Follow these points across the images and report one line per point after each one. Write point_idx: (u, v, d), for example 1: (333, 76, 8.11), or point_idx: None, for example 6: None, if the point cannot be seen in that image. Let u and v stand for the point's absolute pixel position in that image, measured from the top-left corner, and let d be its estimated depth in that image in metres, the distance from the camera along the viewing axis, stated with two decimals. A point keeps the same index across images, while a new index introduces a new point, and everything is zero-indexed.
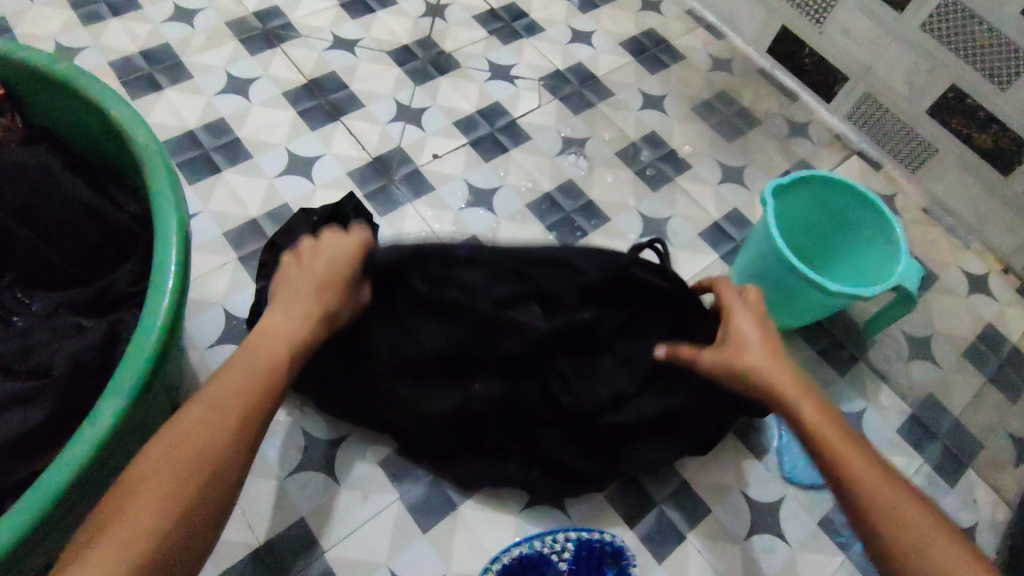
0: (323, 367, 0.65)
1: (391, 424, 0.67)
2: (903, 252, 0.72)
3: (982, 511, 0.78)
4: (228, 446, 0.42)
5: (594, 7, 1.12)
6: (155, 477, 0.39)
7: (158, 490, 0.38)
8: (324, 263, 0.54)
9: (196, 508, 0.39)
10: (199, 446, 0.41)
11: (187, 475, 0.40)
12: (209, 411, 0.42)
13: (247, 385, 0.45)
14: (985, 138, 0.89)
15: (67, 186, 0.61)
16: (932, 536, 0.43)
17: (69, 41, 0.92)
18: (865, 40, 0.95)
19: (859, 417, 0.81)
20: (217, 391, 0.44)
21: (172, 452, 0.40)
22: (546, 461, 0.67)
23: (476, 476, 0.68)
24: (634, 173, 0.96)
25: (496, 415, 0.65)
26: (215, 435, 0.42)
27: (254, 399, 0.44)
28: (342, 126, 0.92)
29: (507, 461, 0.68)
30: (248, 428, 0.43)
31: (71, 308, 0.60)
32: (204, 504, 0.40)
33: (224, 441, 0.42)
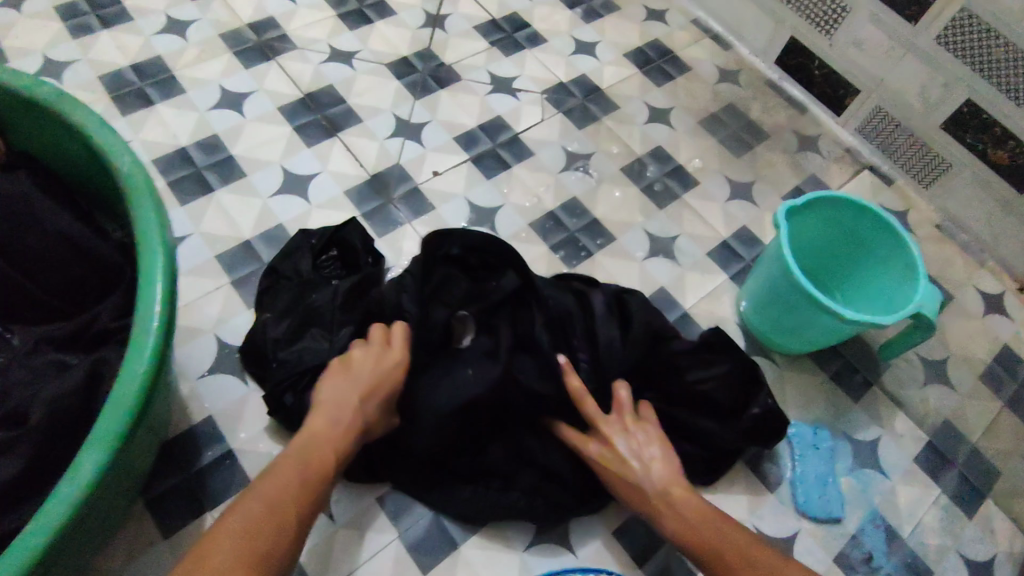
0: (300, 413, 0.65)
1: (396, 456, 0.66)
2: (922, 277, 0.69)
3: (1001, 542, 0.75)
4: (282, 525, 0.48)
5: (597, 18, 1.10)
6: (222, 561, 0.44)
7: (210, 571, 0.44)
8: (357, 355, 0.61)
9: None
10: (272, 525, 0.48)
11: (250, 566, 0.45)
12: (272, 500, 0.49)
13: (292, 477, 0.51)
14: (1001, 154, 0.86)
15: (47, 216, 0.59)
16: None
17: (58, 54, 0.90)
18: (877, 53, 0.92)
19: (874, 445, 0.79)
20: (279, 477, 0.51)
21: (232, 538, 0.46)
22: (547, 476, 0.66)
23: (474, 506, 0.65)
24: (640, 190, 0.93)
25: (492, 418, 0.65)
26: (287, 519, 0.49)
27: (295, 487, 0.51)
28: (339, 142, 0.89)
29: (510, 489, 0.65)
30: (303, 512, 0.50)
31: (51, 343, 0.57)
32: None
33: (275, 526, 0.48)
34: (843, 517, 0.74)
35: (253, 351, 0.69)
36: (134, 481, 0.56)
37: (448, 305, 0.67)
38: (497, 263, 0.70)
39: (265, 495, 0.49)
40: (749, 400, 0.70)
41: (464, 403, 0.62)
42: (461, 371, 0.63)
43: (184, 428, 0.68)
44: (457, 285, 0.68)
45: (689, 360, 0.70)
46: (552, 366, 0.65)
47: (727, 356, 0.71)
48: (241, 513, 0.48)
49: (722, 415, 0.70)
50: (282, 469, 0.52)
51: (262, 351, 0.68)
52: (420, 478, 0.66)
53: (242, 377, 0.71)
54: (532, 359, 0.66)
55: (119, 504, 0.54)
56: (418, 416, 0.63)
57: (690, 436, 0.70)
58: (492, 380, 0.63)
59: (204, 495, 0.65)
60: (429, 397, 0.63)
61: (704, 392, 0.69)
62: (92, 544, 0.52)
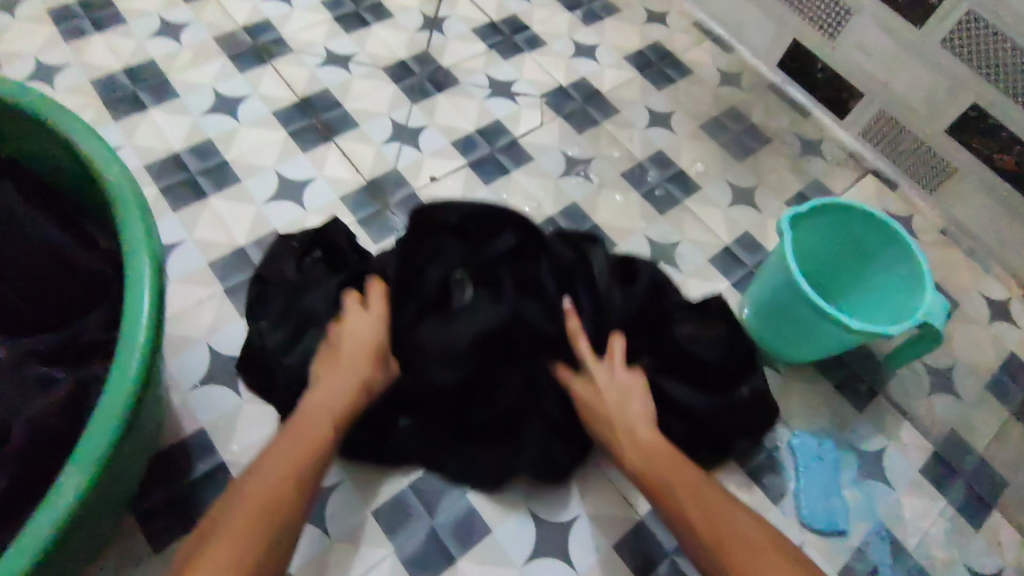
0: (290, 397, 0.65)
1: (395, 417, 0.66)
2: (928, 284, 0.68)
3: (1009, 554, 0.74)
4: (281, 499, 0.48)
5: (597, 20, 1.08)
6: (215, 571, 0.43)
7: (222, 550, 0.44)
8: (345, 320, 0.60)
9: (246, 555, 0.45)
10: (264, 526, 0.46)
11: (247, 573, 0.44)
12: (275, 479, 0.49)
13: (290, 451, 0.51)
14: (1008, 159, 0.85)
15: (30, 227, 0.57)
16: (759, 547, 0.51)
17: (49, 58, 0.88)
18: (881, 55, 0.91)
19: (879, 455, 0.77)
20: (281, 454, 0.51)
21: (244, 517, 0.46)
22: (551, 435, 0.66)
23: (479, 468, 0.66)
24: (641, 195, 0.92)
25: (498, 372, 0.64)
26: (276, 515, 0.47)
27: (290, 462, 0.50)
28: (335, 147, 0.87)
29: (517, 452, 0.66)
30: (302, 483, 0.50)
31: (36, 357, 0.55)
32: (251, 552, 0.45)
33: (268, 529, 0.46)
34: (849, 529, 0.72)
35: (253, 361, 0.67)
36: (121, 498, 0.55)
37: (446, 264, 0.65)
38: (492, 222, 0.67)
39: (248, 497, 0.47)
40: (740, 379, 0.69)
41: (458, 351, 0.61)
42: (454, 316, 0.62)
43: (175, 440, 0.66)
44: (453, 245, 0.66)
45: (683, 314, 0.71)
46: (556, 309, 0.64)
47: (723, 321, 0.71)
48: (234, 524, 0.45)
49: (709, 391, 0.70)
50: (269, 468, 0.49)
51: (263, 362, 0.67)
52: (427, 440, 0.66)
53: (235, 387, 0.70)
54: (539, 304, 0.64)
55: (104, 523, 0.52)
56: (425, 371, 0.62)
57: (681, 414, 0.68)
58: (502, 327, 0.62)
59: (196, 509, 0.64)
60: (424, 348, 0.62)
61: (695, 351, 0.68)
62: (79, 563, 0.51)
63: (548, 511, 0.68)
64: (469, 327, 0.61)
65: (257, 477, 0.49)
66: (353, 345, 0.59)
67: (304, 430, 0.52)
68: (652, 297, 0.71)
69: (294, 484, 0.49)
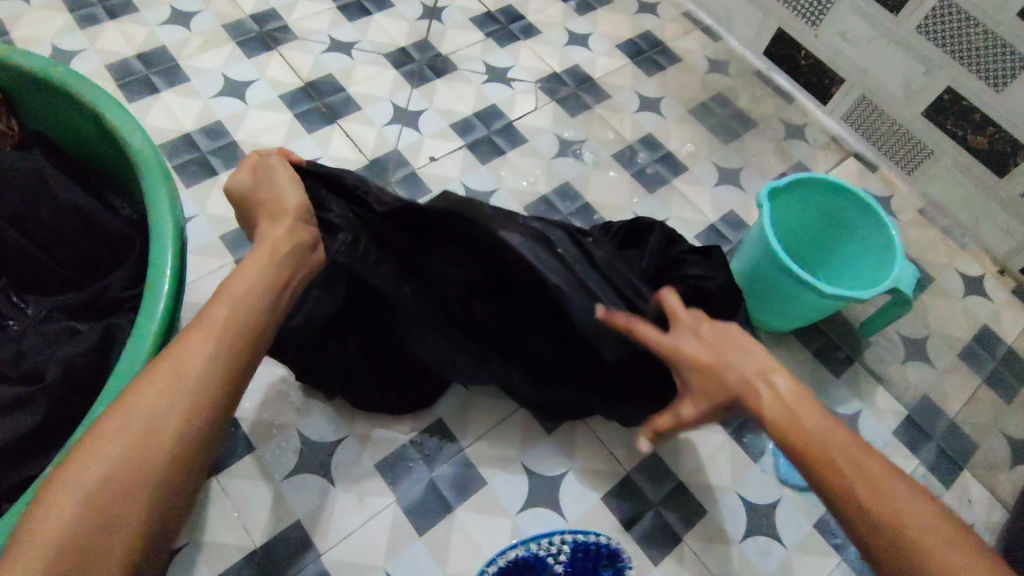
0: (305, 358, 0.66)
1: (385, 354, 0.69)
2: (898, 253, 0.72)
3: (978, 511, 0.78)
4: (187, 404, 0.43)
5: (590, 10, 1.13)
6: (101, 466, 0.40)
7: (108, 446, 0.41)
8: (274, 193, 0.60)
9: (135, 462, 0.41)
10: (183, 392, 0.44)
11: (154, 441, 0.42)
12: (188, 372, 0.44)
13: (198, 346, 0.46)
14: (980, 140, 0.88)
15: (61, 192, 0.63)
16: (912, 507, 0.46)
17: (65, 44, 0.93)
18: (859, 42, 0.94)
19: (855, 418, 0.82)
20: (187, 346, 0.46)
21: (136, 414, 0.42)
22: (532, 382, 0.69)
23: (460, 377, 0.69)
24: (631, 174, 0.96)
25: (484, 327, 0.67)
26: (197, 379, 0.44)
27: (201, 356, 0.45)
28: (339, 129, 0.92)
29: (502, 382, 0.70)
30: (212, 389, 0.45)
31: (64, 312, 0.62)
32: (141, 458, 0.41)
33: (192, 413, 0.43)
34: None
35: None
36: None
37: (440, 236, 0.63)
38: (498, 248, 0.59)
39: (171, 358, 0.45)
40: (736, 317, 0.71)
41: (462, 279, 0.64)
42: (451, 244, 0.63)
43: None
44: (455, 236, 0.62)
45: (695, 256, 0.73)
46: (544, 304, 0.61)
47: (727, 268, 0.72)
48: (150, 390, 0.43)
49: None
50: (189, 339, 0.46)
51: None
52: (411, 376, 0.70)
53: None
54: (530, 292, 0.61)
55: None
56: (407, 330, 0.66)
57: None
58: (491, 305, 0.65)
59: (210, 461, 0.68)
60: (436, 277, 0.64)
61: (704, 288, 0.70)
62: None
63: (539, 465, 0.72)
64: (466, 249, 0.62)
65: (182, 348, 0.46)
66: (268, 189, 0.61)
67: (231, 293, 0.50)
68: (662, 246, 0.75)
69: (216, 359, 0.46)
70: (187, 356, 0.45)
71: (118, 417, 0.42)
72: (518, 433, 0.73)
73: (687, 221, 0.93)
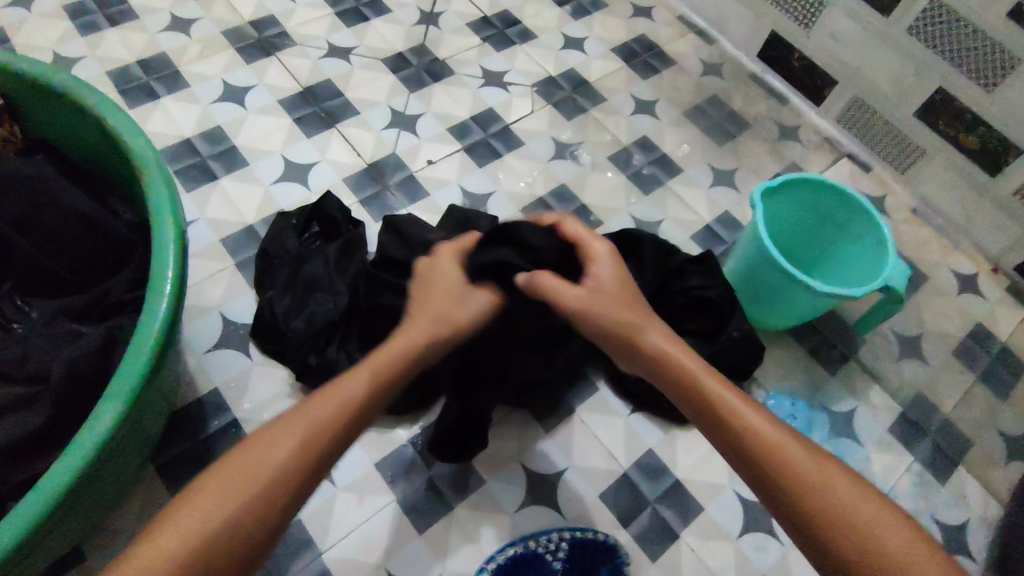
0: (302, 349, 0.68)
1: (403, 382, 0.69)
2: (891, 251, 0.73)
3: (973, 507, 0.78)
4: (301, 473, 0.42)
5: (585, 14, 1.14)
6: (217, 508, 0.39)
7: (227, 492, 0.40)
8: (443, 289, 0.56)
9: (252, 517, 0.40)
10: (309, 453, 0.43)
11: (266, 499, 0.41)
12: (303, 435, 0.43)
13: (334, 408, 0.45)
14: (973, 139, 0.89)
15: (63, 196, 0.64)
16: (877, 529, 0.41)
17: (66, 51, 0.94)
18: (851, 43, 0.95)
19: (850, 416, 0.83)
20: (319, 404, 0.45)
21: (261, 469, 0.41)
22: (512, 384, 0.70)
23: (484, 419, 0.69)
24: (627, 176, 0.97)
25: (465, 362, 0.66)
26: (322, 436, 0.44)
27: (339, 422, 0.45)
28: (337, 133, 0.93)
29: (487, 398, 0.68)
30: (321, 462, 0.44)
31: (68, 314, 0.63)
32: (256, 513, 0.40)
33: (308, 482, 0.43)
34: None
35: (264, 330, 0.70)
36: (145, 445, 0.61)
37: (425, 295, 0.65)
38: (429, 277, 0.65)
39: (303, 413, 0.44)
40: (727, 324, 0.75)
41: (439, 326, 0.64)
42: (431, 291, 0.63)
43: (191, 399, 0.71)
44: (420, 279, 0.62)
45: (694, 268, 0.76)
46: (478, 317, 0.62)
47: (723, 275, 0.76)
48: (279, 444, 0.42)
49: (705, 335, 0.76)
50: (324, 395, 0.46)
51: (274, 329, 0.70)
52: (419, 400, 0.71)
53: (246, 351, 0.75)
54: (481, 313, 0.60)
55: (135, 462, 0.59)
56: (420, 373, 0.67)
57: None
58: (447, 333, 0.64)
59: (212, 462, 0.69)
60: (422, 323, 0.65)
61: (701, 295, 0.74)
62: (108, 498, 0.57)
63: (538, 465, 0.73)
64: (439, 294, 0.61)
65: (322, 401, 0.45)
66: (443, 291, 0.55)
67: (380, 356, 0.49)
68: (657, 254, 0.76)
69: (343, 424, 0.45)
70: (323, 419, 0.44)
71: (237, 467, 0.41)
72: (515, 432, 0.74)
73: (683, 221, 0.94)
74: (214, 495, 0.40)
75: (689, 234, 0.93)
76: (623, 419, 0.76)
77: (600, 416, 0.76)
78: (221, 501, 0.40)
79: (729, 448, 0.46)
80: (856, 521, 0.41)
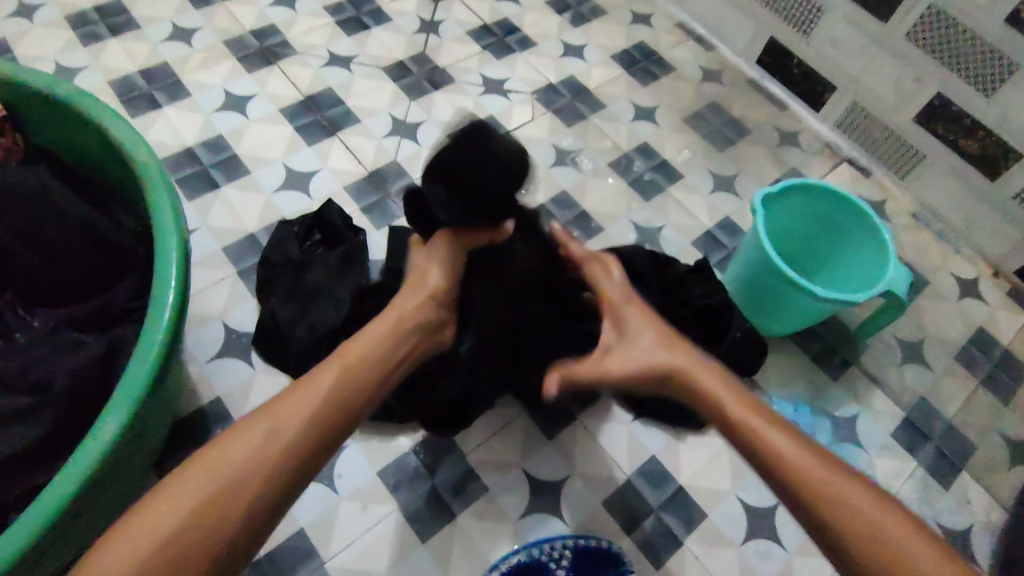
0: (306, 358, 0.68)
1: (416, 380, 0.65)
2: (892, 257, 0.73)
3: (977, 512, 0.78)
4: (265, 465, 0.41)
5: (585, 22, 1.14)
6: (177, 500, 0.39)
7: (190, 484, 0.40)
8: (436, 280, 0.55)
9: (212, 510, 0.39)
10: (279, 446, 0.42)
11: (226, 491, 0.40)
12: (266, 427, 0.43)
13: (302, 400, 0.44)
14: (972, 144, 0.90)
15: (66, 207, 0.64)
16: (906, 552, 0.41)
17: (69, 61, 0.94)
18: (850, 49, 0.96)
19: (852, 421, 0.83)
20: (291, 398, 0.44)
21: (224, 461, 0.41)
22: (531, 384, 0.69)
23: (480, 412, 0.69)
24: (627, 183, 0.97)
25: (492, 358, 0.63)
26: (291, 429, 0.43)
27: (306, 414, 0.44)
28: (339, 141, 0.93)
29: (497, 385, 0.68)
30: (290, 458, 0.43)
31: (71, 323, 0.64)
32: (217, 507, 0.39)
33: (273, 477, 0.42)
34: None
35: (266, 338, 0.70)
36: (147, 455, 0.61)
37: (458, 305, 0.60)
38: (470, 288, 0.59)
39: (274, 410, 0.44)
40: (730, 325, 0.75)
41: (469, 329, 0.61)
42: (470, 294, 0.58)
43: (194, 408, 0.71)
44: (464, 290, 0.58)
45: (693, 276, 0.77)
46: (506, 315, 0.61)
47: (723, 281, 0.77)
48: (245, 437, 0.42)
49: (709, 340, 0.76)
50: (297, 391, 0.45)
51: (276, 337, 0.70)
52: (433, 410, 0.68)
53: (248, 360, 0.75)
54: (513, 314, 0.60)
55: (137, 473, 0.59)
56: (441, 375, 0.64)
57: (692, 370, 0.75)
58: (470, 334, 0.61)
59: None
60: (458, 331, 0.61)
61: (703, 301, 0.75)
62: (110, 509, 0.57)
63: (542, 472, 0.73)
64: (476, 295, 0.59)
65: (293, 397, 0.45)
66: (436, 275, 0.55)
67: (352, 350, 0.49)
68: (656, 269, 0.77)
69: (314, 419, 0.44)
70: (292, 411, 0.44)
71: (204, 460, 0.41)
72: (519, 440, 0.74)
73: (684, 227, 0.94)
74: (175, 488, 0.40)
75: (690, 240, 0.94)
76: (626, 426, 0.76)
77: (603, 423, 0.76)
78: (179, 494, 0.39)
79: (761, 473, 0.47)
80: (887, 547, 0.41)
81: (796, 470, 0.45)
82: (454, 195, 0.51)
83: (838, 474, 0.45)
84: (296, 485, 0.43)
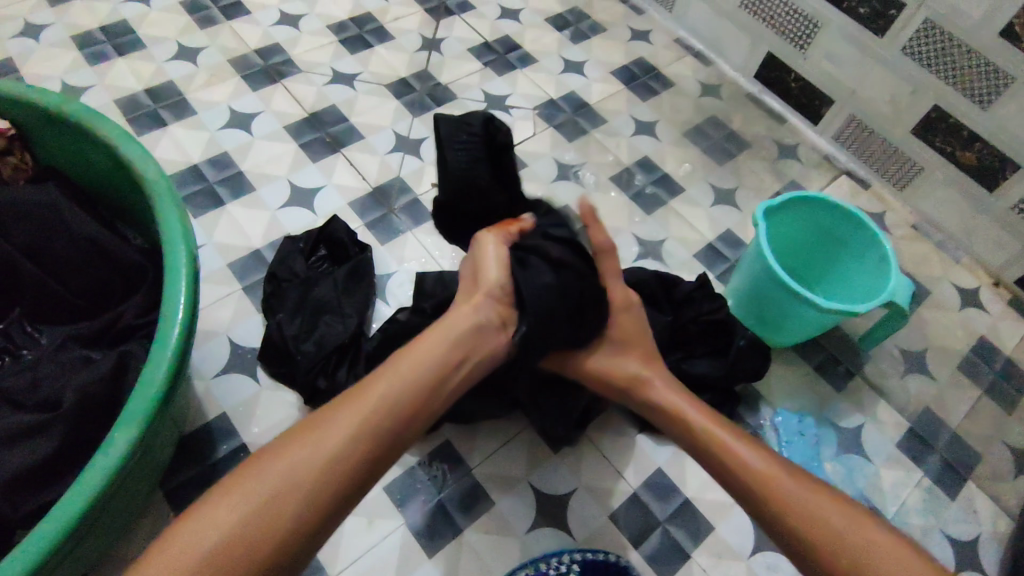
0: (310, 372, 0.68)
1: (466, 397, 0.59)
2: (893, 268, 0.74)
3: (984, 522, 0.78)
4: (306, 486, 0.44)
5: (584, 38, 1.16)
6: (224, 516, 0.42)
7: (233, 503, 0.43)
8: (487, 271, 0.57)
9: (254, 527, 0.42)
10: (323, 467, 0.45)
11: (268, 511, 0.43)
12: (308, 447, 0.45)
13: (348, 419, 0.47)
14: (970, 156, 0.90)
15: (74, 224, 0.65)
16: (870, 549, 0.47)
17: (75, 80, 0.95)
18: (846, 63, 0.97)
19: (858, 431, 0.83)
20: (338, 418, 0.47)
21: (266, 481, 0.44)
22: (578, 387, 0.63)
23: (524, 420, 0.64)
24: (628, 196, 0.98)
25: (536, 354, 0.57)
26: (333, 451, 0.46)
27: (349, 436, 0.46)
28: (343, 157, 0.94)
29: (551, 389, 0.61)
30: (331, 479, 0.45)
31: (77, 340, 0.63)
32: (258, 522, 0.42)
33: (314, 496, 0.44)
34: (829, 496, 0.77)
35: (271, 353, 0.71)
36: (154, 471, 0.60)
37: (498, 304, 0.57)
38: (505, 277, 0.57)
39: (315, 431, 0.46)
40: (733, 335, 0.75)
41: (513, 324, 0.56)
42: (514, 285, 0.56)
43: (200, 424, 0.71)
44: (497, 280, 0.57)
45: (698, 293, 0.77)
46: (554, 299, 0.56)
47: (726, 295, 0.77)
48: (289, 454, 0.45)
49: (714, 354, 0.76)
50: (341, 414, 0.47)
51: (280, 350, 0.70)
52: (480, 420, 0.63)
53: (254, 375, 0.75)
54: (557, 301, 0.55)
55: (144, 489, 0.59)
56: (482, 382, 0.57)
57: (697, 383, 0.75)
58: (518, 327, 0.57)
59: None
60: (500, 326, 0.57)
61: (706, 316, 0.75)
62: (116, 526, 0.57)
63: (549, 486, 0.73)
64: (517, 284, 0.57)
65: (336, 415, 0.47)
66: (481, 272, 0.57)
67: (395, 368, 0.50)
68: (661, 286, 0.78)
69: (355, 442, 0.46)
70: (337, 432, 0.46)
71: (251, 477, 0.44)
72: (525, 454, 0.74)
73: (685, 240, 0.95)
74: (223, 505, 0.43)
75: (691, 252, 0.94)
76: (632, 439, 0.76)
77: (608, 436, 0.76)
78: (225, 510, 0.42)
79: (739, 490, 0.53)
80: (853, 547, 0.48)
81: (768, 483, 0.51)
82: (475, 143, 0.60)
83: (803, 483, 0.52)
84: (337, 505, 0.46)
